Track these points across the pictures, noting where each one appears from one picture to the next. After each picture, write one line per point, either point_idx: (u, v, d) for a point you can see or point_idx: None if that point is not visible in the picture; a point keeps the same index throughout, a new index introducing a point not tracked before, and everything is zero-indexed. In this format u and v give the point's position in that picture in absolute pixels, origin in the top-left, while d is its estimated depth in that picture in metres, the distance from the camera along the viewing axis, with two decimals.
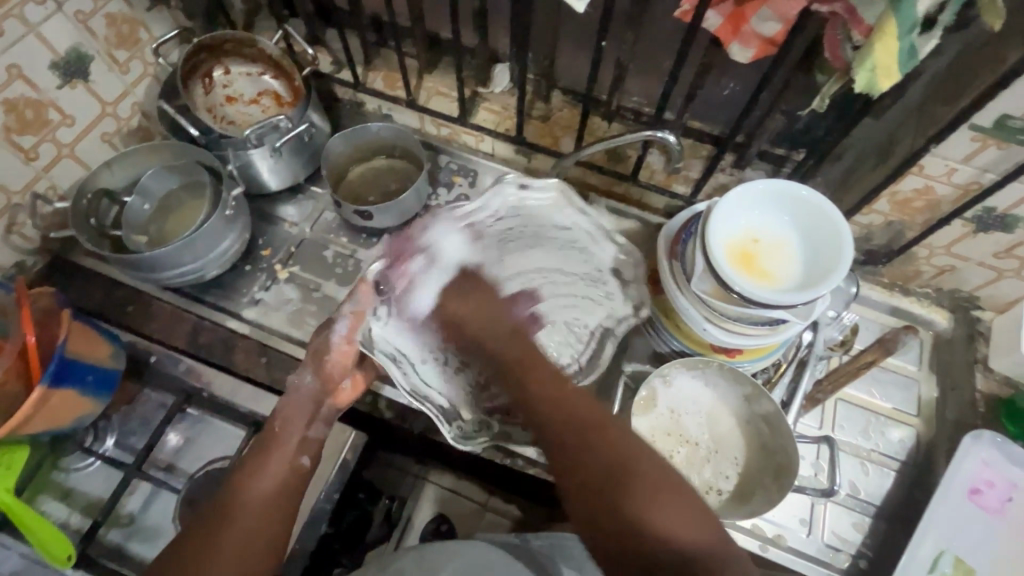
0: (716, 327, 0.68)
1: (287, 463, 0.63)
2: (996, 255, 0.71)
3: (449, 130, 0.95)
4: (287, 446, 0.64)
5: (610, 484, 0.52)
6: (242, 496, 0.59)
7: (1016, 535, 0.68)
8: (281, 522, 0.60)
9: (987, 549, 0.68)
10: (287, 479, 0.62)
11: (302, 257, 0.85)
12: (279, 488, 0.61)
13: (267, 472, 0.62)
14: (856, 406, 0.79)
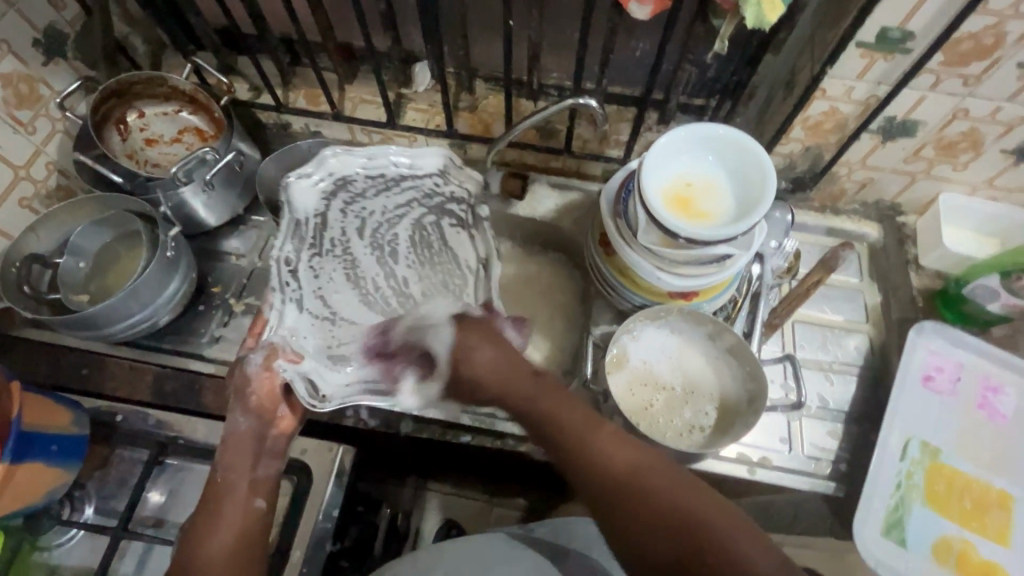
0: (670, 274, 0.71)
1: (234, 512, 0.61)
2: (905, 160, 0.77)
3: (381, 136, 0.95)
4: (235, 495, 0.62)
5: (664, 526, 0.52)
6: (202, 549, 0.59)
7: (970, 410, 0.74)
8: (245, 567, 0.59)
9: (950, 428, 0.73)
10: (247, 524, 0.61)
11: (256, 287, 0.84)
12: (236, 538, 0.60)
13: (219, 524, 0.60)
14: (811, 324, 0.83)
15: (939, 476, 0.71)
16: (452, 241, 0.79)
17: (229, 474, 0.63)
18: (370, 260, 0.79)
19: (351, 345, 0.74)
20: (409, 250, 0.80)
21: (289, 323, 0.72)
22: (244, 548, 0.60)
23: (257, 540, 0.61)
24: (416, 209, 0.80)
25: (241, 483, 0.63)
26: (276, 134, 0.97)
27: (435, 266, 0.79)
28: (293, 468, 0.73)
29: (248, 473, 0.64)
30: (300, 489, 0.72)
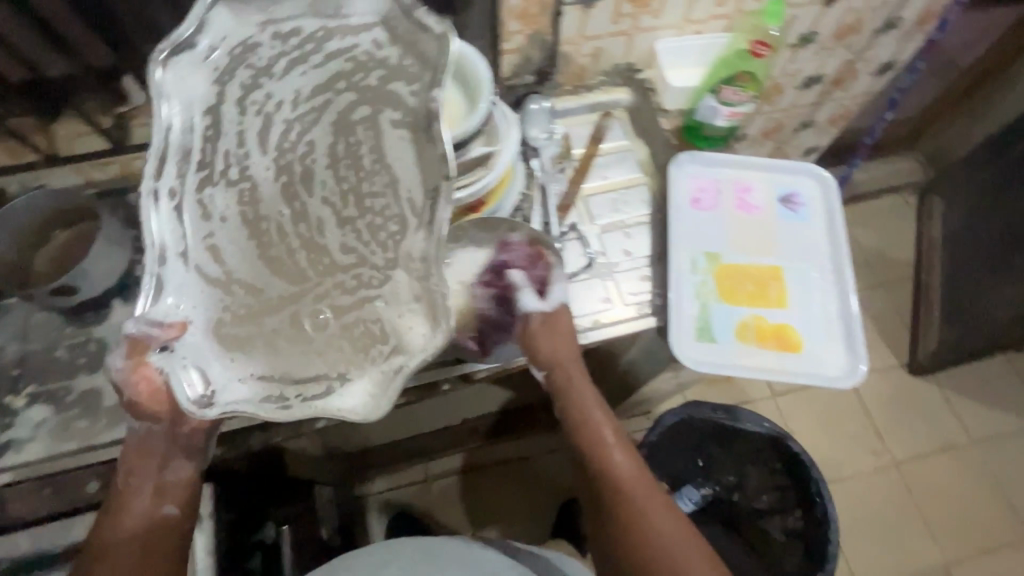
0: (442, 194, 0.74)
1: (140, 516, 0.63)
2: (613, 22, 0.84)
3: (117, 165, 0.84)
4: (141, 494, 0.64)
5: (634, 538, 0.69)
6: (110, 538, 0.61)
7: (732, 213, 0.88)
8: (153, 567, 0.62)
9: (722, 234, 0.86)
10: (148, 524, 0.63)
11: (33, 371, 0.74)
12: (141, 533, 0.63)
13: (127, 519, 0.63)
14: (600, 193, 0.90)
15: (724, 275, 0.84)
16: (361, 127, 0.58)
17: (137, 486, 0.64)
18: (272, 183, 0.61)
19: (250, 339, 0.59)
20: (329, 166, 0.60)
21: (175, 285, 0.57)
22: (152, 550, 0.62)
23: (170, 535, 0.64)
24: (338, 90, 0.58)
25: (148, 490, 0.65)
26: None
27: (343, 189, 0.61)
28: None
29: (158, 485, 0.65)
30: None
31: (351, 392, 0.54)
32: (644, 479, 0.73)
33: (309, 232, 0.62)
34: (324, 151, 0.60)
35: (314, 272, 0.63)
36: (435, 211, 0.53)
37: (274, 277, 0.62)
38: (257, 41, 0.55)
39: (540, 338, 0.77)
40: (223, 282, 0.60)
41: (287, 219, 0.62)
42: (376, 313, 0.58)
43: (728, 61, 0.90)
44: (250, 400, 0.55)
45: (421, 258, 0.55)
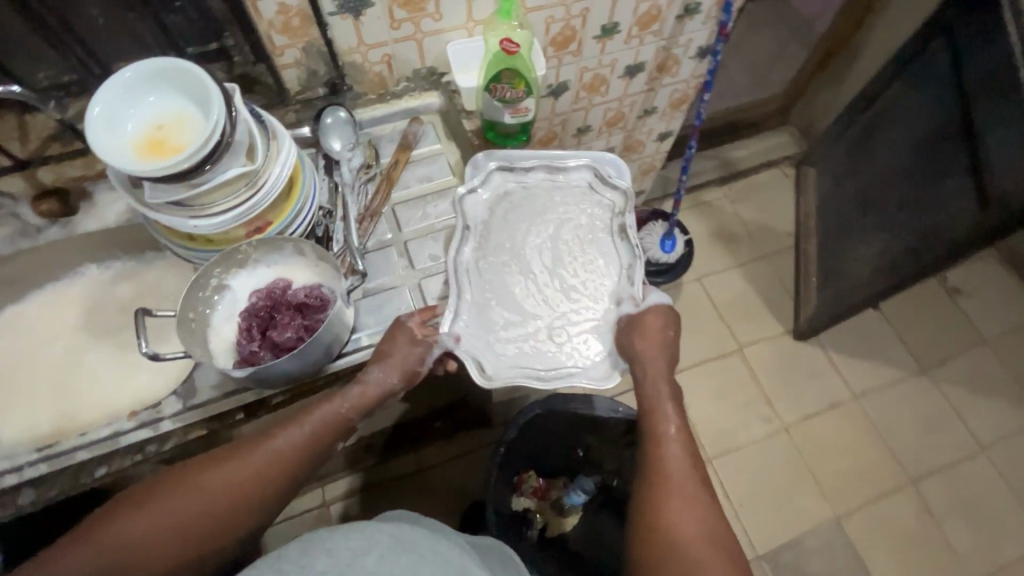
0: (206, 220, 0.71)
1: (262, 467, 0.69)
2: (392, 28, 0.84)
3: None
4: (277, 448, 0.71)
5: (662, 505, 0.74)
6: (209, 478, 0.68)
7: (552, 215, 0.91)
8: (221, 529, 0.67)
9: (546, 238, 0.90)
10: (267, 468, 0.70)
11: None
12: (225, 489, 0.67)
13: (256, 456, 0.70)
14: (410, 200, 0.90)
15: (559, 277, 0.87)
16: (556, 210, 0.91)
17: (286, 433, 0.72)
18: (519, 276, 0.87)
19: (511, 313, 0.84)
20: (547, 287, 0.86)
21: (456, 319, 0.82)
22: (243, 513, 0.68)
23: (239, 507, 0.68)
24: (545, 239, 0.90)
25: (293, 441, 0.72)
26: None
27: (550, 297, 0.86)
28: None
29: (300, 451, 0.72)
30: None
31: (575, 372, 0.81)
32: (688, 450, 0.79)
33: (561, 293, 0.86)
34: (511, 266, 0.88)
35: (524, 318, 0.84)
36: (619, 301, 0.86)
37: (528, 307, 0.85)
38: (534, 184, 0.93)
39: (399, 353, 0.77)
40: (511, 319, 0.84)
41: (542, 305, 0.85)
42: (578, 334, 0.84)
43: (492, 62, 0.87)
44: (516, 374, 0.80)
45: (612, 292, 0.87)
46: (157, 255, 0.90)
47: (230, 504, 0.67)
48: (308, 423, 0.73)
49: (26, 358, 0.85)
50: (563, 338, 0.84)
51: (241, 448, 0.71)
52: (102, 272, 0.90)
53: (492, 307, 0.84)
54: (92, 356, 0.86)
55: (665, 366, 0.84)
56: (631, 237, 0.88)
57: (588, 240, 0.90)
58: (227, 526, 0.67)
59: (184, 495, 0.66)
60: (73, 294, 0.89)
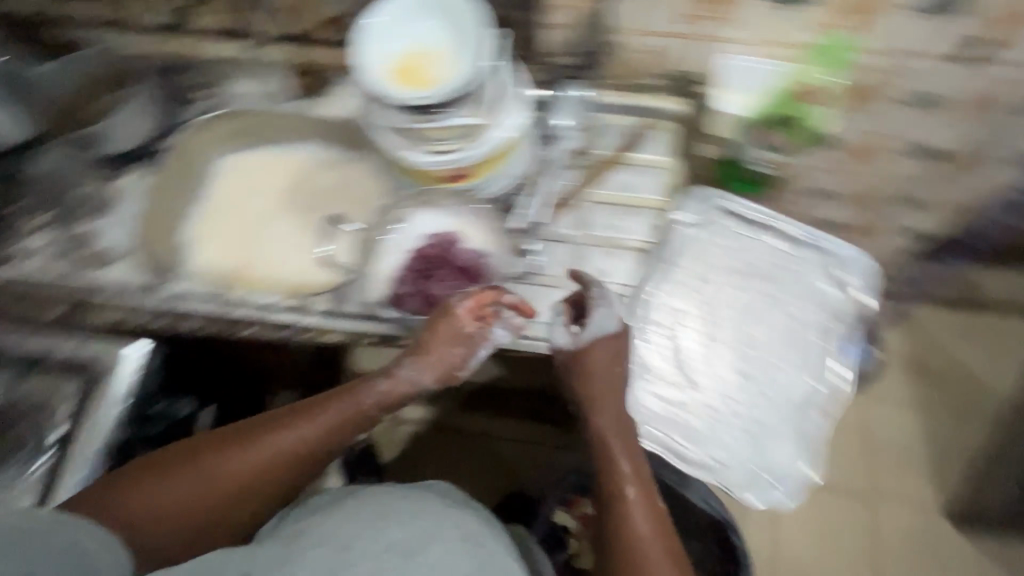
0: (414, 153, 0.72)
1: (251, 467, 0.70)
2: (680, 18, 0.77)
3: (177, 47, 0.92)
4: (314, 420, 0.71)
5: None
6: (204, 469, 0.69)
7: (757, 288, 0.86)
8: (266, 489, 0.70)
9: (738, 305, 0.85)
10: (300, 443, 0.71)
11: (56, 204, 0.86)
12: (255, 470, 0.70)
13: (263, 442, 0.70)
14: (607, 203, 0.82)
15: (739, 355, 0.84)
16: (774, 287, 0.86)
17: (285, 432, 0.71)
18: (698, 331, 0.84)
19: (676, 365, 0.83)
20: (723, 356, 0.84)
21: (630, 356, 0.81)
22: (270, 487, 0.70)
23: (280, 468, 0.70)
24: (741, 310, 0.86)
25: (298, 438, 0.71)
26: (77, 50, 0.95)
27: (722, 368, 0.84)
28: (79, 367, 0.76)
29: (326, 436, 0.72)
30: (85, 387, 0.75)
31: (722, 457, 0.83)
32: (642, 470, 0.76)
33: (733, 374, 0.84)
34: (701, 320, 0.84)
35: (687, 379, 0.82)
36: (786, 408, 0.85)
37: (694, 369, 0.83)
38: (755, 245, 0.87)
39: (434, 346, 0.72)
40: (672, 370, 0.83)
41: (710, 376, 0.83)
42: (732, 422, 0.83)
43: (776, 103, 0.82)
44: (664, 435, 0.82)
45: (791, 401, 0.85)
46: (365, 154, 0.89)
47: (239, 491, 0.69)
48: (314, 422, 0.71)
49: (219, 196, 0.87)
50: (719, 415, 0.83)
51: (250, 441, 0.71)
52: (314, 148, 0.91)
53: (661, 354, 0.82)
54: (279, 221, 0.91)
55: (607, 384, 0.77)
56: (835, 356, 0.86)
57: (785, 330, 0.86)
58: (263, 491, 0.70)
59: (214, 469, 0.69)
60: (285, 159, 0.94)
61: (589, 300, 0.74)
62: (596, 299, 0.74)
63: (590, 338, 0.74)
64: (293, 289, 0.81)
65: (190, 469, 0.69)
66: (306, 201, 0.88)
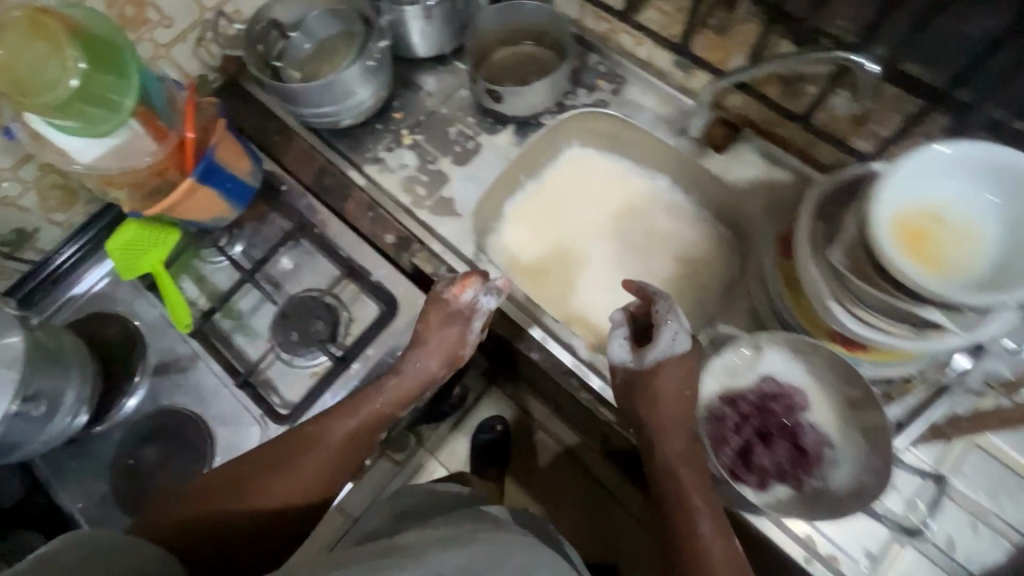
0: (844, 310, 0.57)
1: (337, 445, 0.64)
2: None
3: (608, 26, 0.86)
4: (367, 404, 0.66)
5: None
6: (273, 494, 0.60)
7: None
8: (314, 496, 0.62)
9: None
10: (363, 425, 0.65)
11: (429, 127, 0.86)
12: (334, 457, 0.63)
13: (325, 438, 0.63)
14: (996, 460, 0.64)
15: None
16: None
17: (338, 420, 0.65)
18: None
19: None
20: None
21: None
22: (327, 490, 0.63)
23: (359, 447, 0.65)
24: None
25: (351, 431, 0.65)
26: None
27: None
28: (383, 297, 0.77)
29: (353, 439, 0.65)
30: (381, 318, 0.76)
31: None
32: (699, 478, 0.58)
33: None
34: None
35: None
36: None
37: None
38: None
39: (432, 348, 0.69)
40: None
41: None
42: None
43: None
44: None
45: None
46: (717, 231, 0.85)
47: (306, 487, 0.61)
48: (360, 415, 0.65)
49: (569, 203, 0.91)
50: None
51: (278, 456, 0.62)
52: (672, 199, 0.88)
53: None
54: (600, 246, 0.88)
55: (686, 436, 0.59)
56: None
57: None
58: (323, 497, 0.63)
59: (268, 488, 0.60)
60: (634, 187, 0.90)
61: (656, 313, 0.61)
62: (663, 312, 0.60)
63: (654, 358, 0.60)
64: (598, 334, 0.83)
65: (250, 491, 0.59)
66: (643, 254, 0.86)
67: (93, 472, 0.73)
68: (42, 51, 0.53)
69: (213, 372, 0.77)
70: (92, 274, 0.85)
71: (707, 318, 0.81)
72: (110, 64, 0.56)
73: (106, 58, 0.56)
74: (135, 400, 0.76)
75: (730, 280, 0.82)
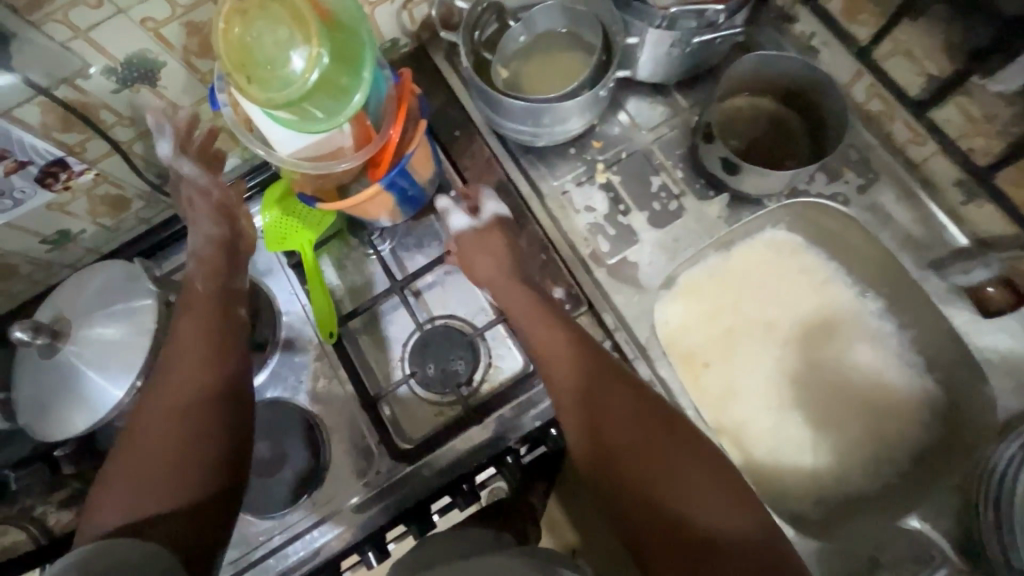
0: None
1: (206, 358, 0.60)
2: None
3: (881, 108, 0.70)
4: (197, 355, 0.59)
5: None
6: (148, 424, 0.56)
7: None
8: (209, 412, 0.57)
9: None
10: (217, 320, 0.63)
11: (628, 168, 0.74)
12: (199, 394, 0.58)
13: (186, 367, 0.59)
14: None
15: None
16: None
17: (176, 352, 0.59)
18: None
19: None
20: None
21: None
22: (233, 422, 0.58)
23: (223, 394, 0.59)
24: None
25: (199, 326, 0.61)
26: (770, 18, 0.75)
27: None
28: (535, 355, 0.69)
29: (209, 335, 0.61)
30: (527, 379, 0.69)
31: None
32: (626, 414, 0.58)
33: None
34: None
35: None
36: None
37: None
38: None
39: (476, 259, 0.68)
40: None
41: None
42: None
43: None
44: None
45: None
46: (922, 385, 0.71)
47: (186, 406, 0.57)
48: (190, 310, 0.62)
49: (753, 292, 0.78)
50: None
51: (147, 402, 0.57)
52: (879, 327, 0.74)
53: None
54: (776, 355, 0.76)
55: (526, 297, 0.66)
56: None
57: None
58: (217, 404, 0.58)
59: (160, 420, 0.56)
60: (835, 298, 0.77)
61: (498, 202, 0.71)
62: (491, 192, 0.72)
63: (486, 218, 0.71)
64: (747, 458, 0.73)
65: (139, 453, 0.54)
66: (823, 382, 0.74)
67: None
68: (285, 35, 0.49)
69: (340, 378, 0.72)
70: None
71: (886, 485, 0.69)
72: (349, 61, 0.52)
73: (350, 54, 0.52)
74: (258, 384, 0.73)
75: (924, 449, 0.69)
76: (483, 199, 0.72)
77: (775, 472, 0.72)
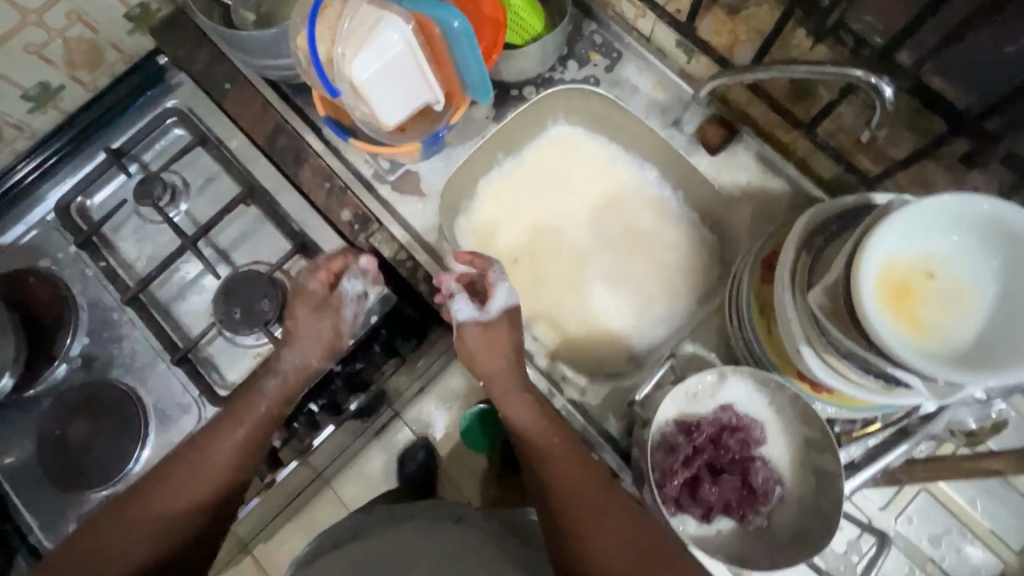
0: (814, 354, 0.53)
1: (263, 415, 0.68)
2: None
3: None
4: (233, 420, 0.66)
5: None
6: (190, 465, 0.64)
7: None
8: (216, 489, 0.63)
9: None
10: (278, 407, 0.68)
11: None
12: (238, 454, 0.66)
13: (222, 444, 0.65)
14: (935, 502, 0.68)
15: None
16: None
17: (218, 442, 0.65)
18: None
19: None
20: None
21: None
22: (194, 515, 0.62)
23: (245, 462, 0.66)
24: None
25: (237, 443, 0.66)
26: None
27: None
28: None
29: (256, 424, 0.67)
30: None
31: None
32: (578, 475, 0.59)
33: None
34: None
35: None
36: None
37: None
38: (763, 416, 0.62)
39: (478, 351, 0.65)
40: None
41: None
42: None
43: None
44: None
45: None
46: (698, 233, 0.79)
47: (206, 479, 0.63)
48: (245, 423, 0.66)
49: (548, 188, 0.83)
50: None
51: (210, 433, 0.65)
52: (658, 192, 0.81)
53: None
54: (578, 237, 0.82)
55: (514, 382, 0.65)
56: None
57: None
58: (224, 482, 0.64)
59: (171, 496, 0.61)
60: (619, 176, 0.83)
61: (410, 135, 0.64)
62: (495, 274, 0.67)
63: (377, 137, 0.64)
64: (563, 335, 0.78)
65: (95, 542, 0.57)
66: (616, 254, 0.80)
67: (26, 444, 0.70)
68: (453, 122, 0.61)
69: (148, 342, 0.73)
70: (19, 224, 0.76)
71: (680, 329, 0.77)
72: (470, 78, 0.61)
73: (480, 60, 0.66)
74: (71, 365, 0.73)
75: (706, 290, 0.77)
76: (498, 284, 0.66)
77: (587, 341, 0.78)
